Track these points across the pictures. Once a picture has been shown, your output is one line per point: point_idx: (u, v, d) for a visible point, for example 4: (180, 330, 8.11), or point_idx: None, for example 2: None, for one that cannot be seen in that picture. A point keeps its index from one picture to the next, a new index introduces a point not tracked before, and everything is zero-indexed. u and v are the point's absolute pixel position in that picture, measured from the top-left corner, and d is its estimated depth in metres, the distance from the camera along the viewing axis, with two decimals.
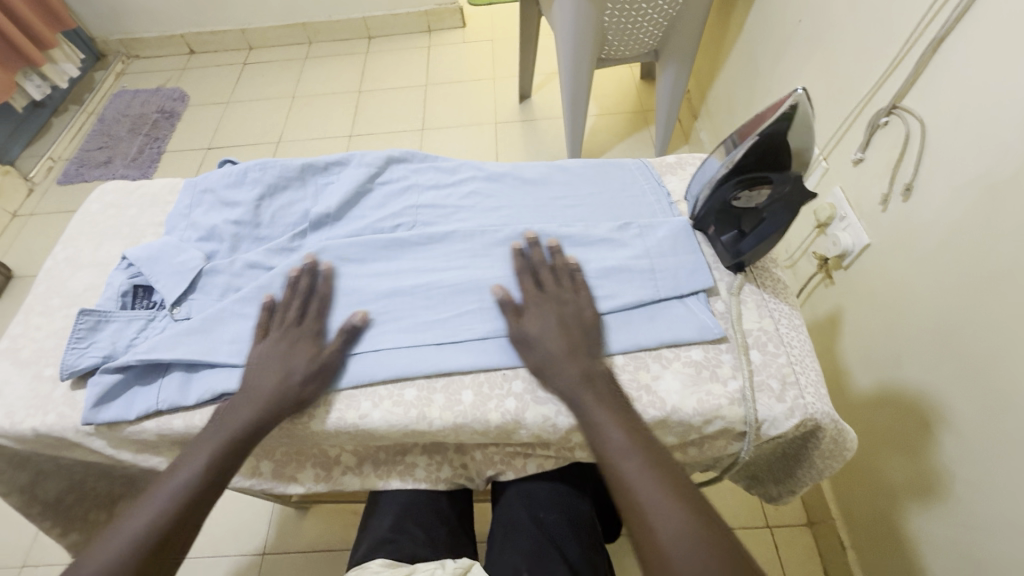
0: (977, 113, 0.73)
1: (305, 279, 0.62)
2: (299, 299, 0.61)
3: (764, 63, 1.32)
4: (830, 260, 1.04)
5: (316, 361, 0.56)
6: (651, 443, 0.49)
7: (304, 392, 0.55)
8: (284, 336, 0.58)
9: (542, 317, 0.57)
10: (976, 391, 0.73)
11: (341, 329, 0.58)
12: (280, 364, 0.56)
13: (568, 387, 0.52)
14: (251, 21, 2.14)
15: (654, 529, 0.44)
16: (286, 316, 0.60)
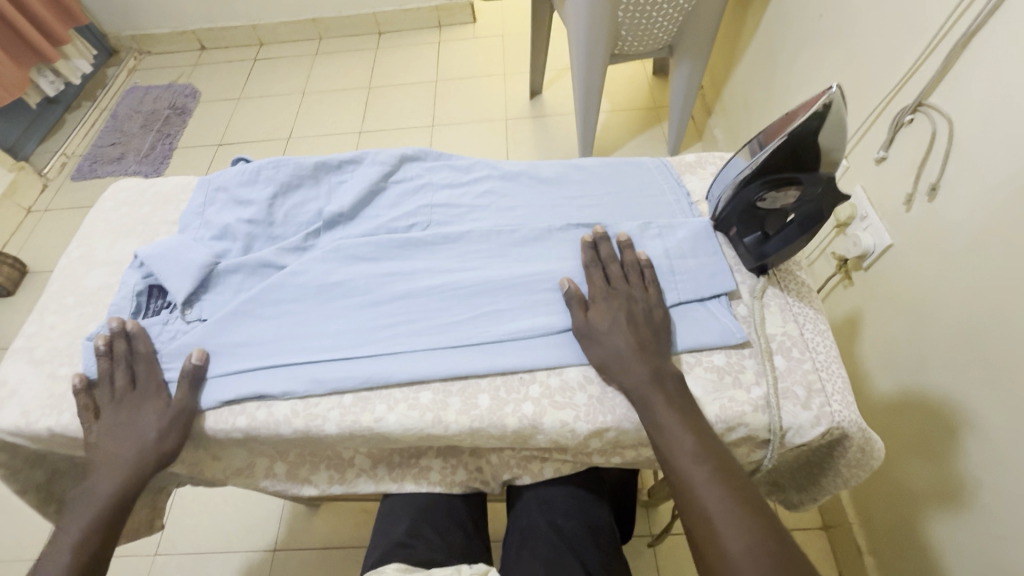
0: (1008, 111, 0.71)
1: (117, 345, 0.58)
2: (125, 364, 0.57)
3: (781, 59, 1.30)
4: (850, 260, 1.02)
5: (166, 414, 0.55)
6: (719, 452, 0.47)
7: (165, 448, 0.54)
8: (116, 408, 0.55)
9: (613, 313, 0.56)
10: (1006, 397, 0.71)
11: (183, 379, 0.56)
12: (133, 426, 0.54)
13: (635, 386, 0.51)
14: (262, 17, 2.13)
15: (721, 541, 0.42)
16: (115, 383, 0.56)
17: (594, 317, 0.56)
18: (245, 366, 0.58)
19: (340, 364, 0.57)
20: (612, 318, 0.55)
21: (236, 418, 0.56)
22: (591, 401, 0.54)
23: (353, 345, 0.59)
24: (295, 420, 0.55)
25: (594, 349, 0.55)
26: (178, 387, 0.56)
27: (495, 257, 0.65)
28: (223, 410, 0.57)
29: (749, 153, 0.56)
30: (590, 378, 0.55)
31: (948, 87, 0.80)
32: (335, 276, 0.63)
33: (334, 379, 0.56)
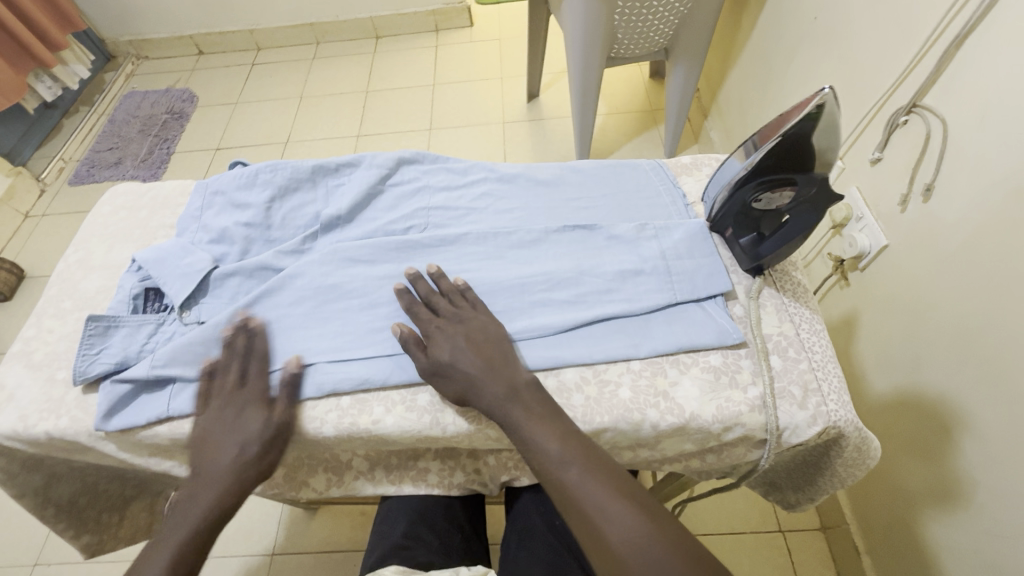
0: (1001, 112, 0.71)
1: (240, 339, 0.58)
2: (239, 361, 0.57)
3: (776, 62, 1.31)
4: (847, 261, 1.03)
5: (269, 425, 0.54)
6: (586, 447, 0.48)
7: (262, 461, 0.53)
8: (227, 406, 0.54)
9: (455, 338, 0.54)
10: (1000, 395, 0.72)
11: (284, 384, 0.56)
12: (236, 431, 0.53)
13: (494, 405, 0.50)
14: (259, 22, 2.14)
15: (605, 535, 0.43)
16: (227, 380, 0.56)
17: (440, 346, 0.54)
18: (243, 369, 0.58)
19: (337, 366, 0.57)
20: (454, 342, 0.54)
21: None
22: (588, 402, 0.54)
23: (350, 347, 0.59)
24: (293, 422, 0.55)
25: (442, 378, 0.53)
26: (279, 397, 0.55)
27: (492, 259, 0.65)
28: None
29: (744, 153, 0.56)
30: (587, 379, 0.55)
31: (942, 88, 0.81)
32: (333, 279, 0.63)
33: (331, 381, 0.56)
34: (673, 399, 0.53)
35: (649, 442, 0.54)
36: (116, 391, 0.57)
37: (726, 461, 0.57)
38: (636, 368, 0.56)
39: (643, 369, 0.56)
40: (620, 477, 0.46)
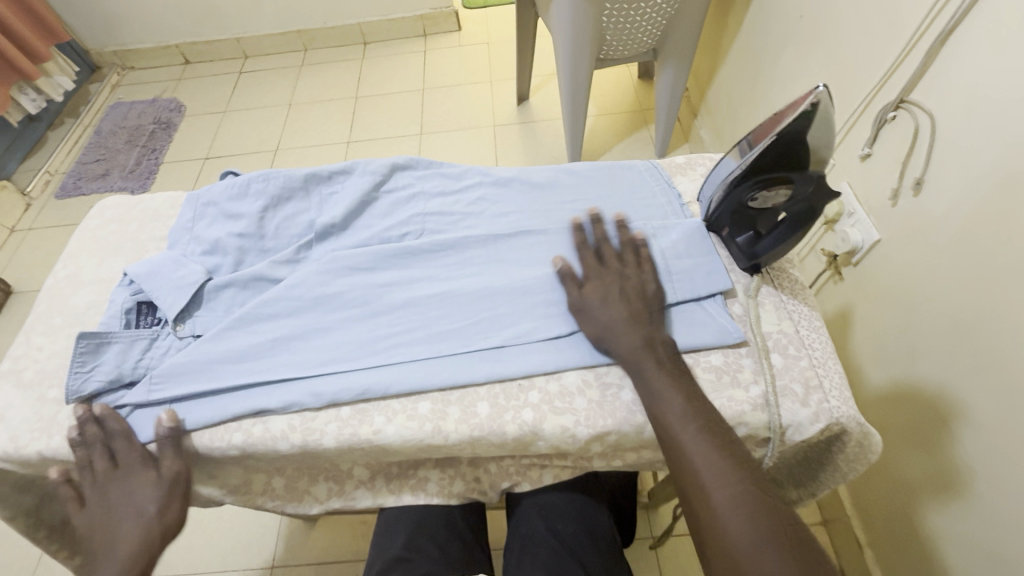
0: (988, 106, 0.72)
1: (89, 429, 0.54)
2: (102, 444, 0.54)
3: (764, 60, 1.32)
4: (840, 256, 1.04)
5: (160, 480, 0.53)
6: (708, 413, 0.49)
7: (170, 515, 0.52)
8: (105, 487, 0.52)
9: (597, 289, 0.57)
10: (996, 386, 0.72)
11: (161, 441, 0.54)
12: (128, 503, 0.52)
13: (628, 355, 0.53)
14: (245, 29, 2.13)
15: (710, 492, 0.44)
16: (94, 467, 0.53)
17: (585, 290, 0.58)
18: (240, 382, 0.57)
19: (336, 376, 0.57)
20: (601, 292, 0.57)
21: (233, 434, 0.55)
22: (591, 405, 0.54)
23: (349, 357, 0.58)
24: (292, 435, 0.55)
25: (583, 320, 0.57)
26: (161, 452, 0.54)
27: (490, 264, 0.65)
28: (218, 428, 0.56)
29: (737, 153, 0.55)
30: (589, 382, 0.55)
31: (929, 83, 0.81)
32: (329, 287, 0.63)
33: (330, 391, 0.55)
34: None
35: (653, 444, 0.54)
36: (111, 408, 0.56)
37: None
38: None
39: None
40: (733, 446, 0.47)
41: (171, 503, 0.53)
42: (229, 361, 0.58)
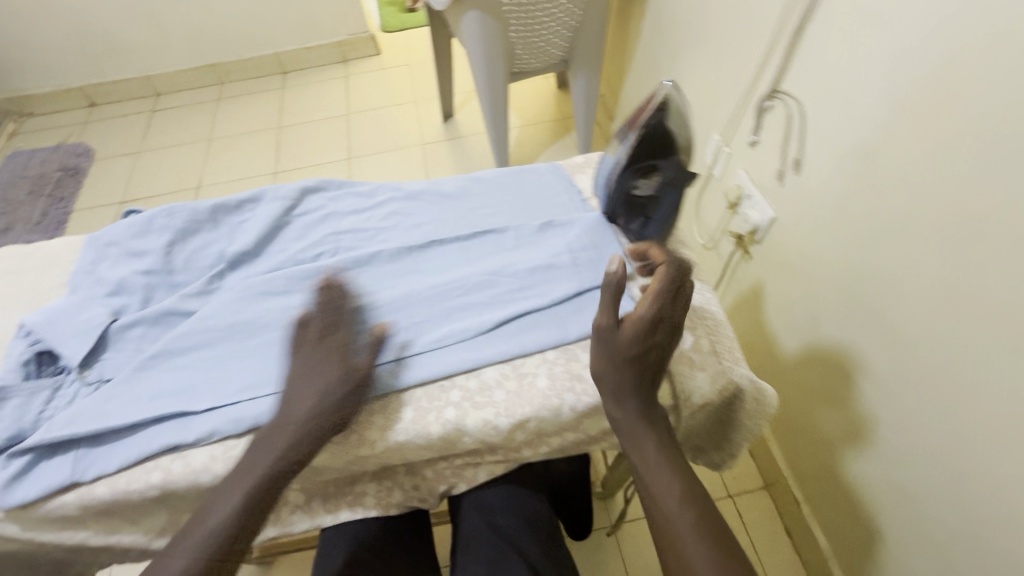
0: (841, 89, 0.82)
1: (334, 293, 0.63)
2: (342, 314, 0.61)
3: (662, 63, 1.41)
4: (745, 236, 1.13)
5: (349, 371, 0.55)
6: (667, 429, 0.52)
7: (342, 414, 0.54)
8: (308, 355, 0.56)
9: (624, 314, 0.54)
10: (883, 336, 0.81)
11: (371, 337, 0.59)
12: (305, 384, 0.54)
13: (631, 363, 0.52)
14: (155, 67, 2.06)
15: (659, 494, 0.47)
16: (309, 332, 0.58)
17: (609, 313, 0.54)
18: (154, 421, 0.55)
19: (257, 401, 0.56)
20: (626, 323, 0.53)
21: (150, 473, 0.53)
22: (509, 395, 0.56)
23: (270, 380, 0.58)
24: (215, 466, 0.53)
25: (604, 356, 0.53)
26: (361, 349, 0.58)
27: (407, 274, 0.67)
28: (134, 469, 0.53)
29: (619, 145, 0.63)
30: (507, 374, 0.58)
31: (794, 74, 0.91)
32: (246, 314, 0.63)
33: (252, 415, 0.55)
34: (588, 380, 0.57)
35: (572, 425, 0.57)
36: (11, 465, 0.53)
37: None
38: (550, 357, 0.59)
39: (557, 358, 0.59)
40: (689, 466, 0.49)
41: (349, 400, 0.55)
42: (141, 401, 0.56)
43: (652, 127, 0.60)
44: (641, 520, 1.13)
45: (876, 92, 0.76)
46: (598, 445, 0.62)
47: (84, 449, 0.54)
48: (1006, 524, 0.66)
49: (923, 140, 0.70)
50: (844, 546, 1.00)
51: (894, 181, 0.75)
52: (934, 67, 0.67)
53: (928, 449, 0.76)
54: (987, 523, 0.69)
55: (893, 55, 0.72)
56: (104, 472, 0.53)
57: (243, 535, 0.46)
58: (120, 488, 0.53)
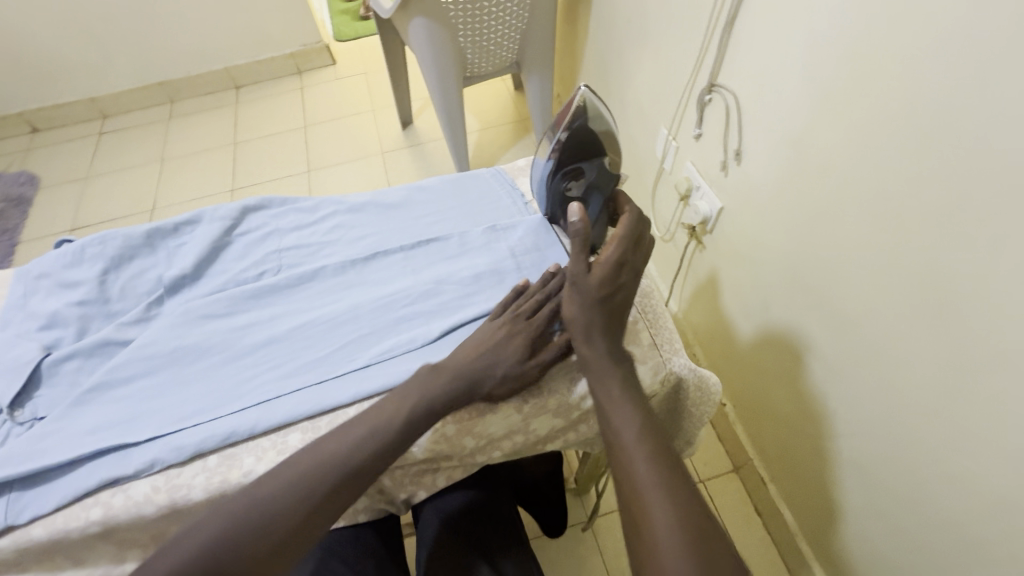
0: (771, 81, 0.85)
1: (563, 273, 0.62)
2: (556, 293, 0.61)
3: (610, 62, 1.43)
4: (698, 227, 1.15)
5: (550, 362, 0.56)
6: (676, 462, 0.47)
7: (524, 389, 0.56)
8: (531, 320, 0.57)
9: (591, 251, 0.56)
10: (825, 316, 0.83)
11: (578, 336, 0.59)
12: (483, 338, 0.56)
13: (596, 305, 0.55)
14: (100, 88, 2.00)
15: (620, 432, 0.49)
16: (536, 300, 0.59)
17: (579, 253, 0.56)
18: (92, 456, 0.54)
19: (200, 427, 0.55)
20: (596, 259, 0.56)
21: (89, 510, 0.52)
22: None
23: (213, 405, 0.57)
24: (157, 496, 0.52)
25: (575, 295, 0.56)
26: (561, 341, 0.58)
27: (352, 288, 0.66)
28: (72, 507, 0.52)
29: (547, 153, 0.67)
30: None
31: (728, 68, 0.94)
32: (186, 339, 0.61)
33: (194, 442, 0.54)
34: (533, 382, 0.58)
35: (521, 426, 0.58)
36: None
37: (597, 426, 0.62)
38: None
39: None
40: (697, 507, 0.44)
41: (505, 383, 0.55)
42: (77, 436, 0.54)
43: (574, 129, 0.64)
44: (620, 510, 1.12)
45: (802, 82, 0.78)
46: (552, 444, 0.63)
47: (18, 491, 0.52)
48: (944, 489, 0.69)
49: (844, 127, 0.73)
50: (808, 521, 1.03)
51: (824, 167, 0.78)
52: (850, 58, 0.70)
53: (871, 422, 0.79)
54: (928, 490, 0.71)
55: (813, 47, 0.75)
56: (40, 512, 0.51)
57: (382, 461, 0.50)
58: (58, 528, 0.51)
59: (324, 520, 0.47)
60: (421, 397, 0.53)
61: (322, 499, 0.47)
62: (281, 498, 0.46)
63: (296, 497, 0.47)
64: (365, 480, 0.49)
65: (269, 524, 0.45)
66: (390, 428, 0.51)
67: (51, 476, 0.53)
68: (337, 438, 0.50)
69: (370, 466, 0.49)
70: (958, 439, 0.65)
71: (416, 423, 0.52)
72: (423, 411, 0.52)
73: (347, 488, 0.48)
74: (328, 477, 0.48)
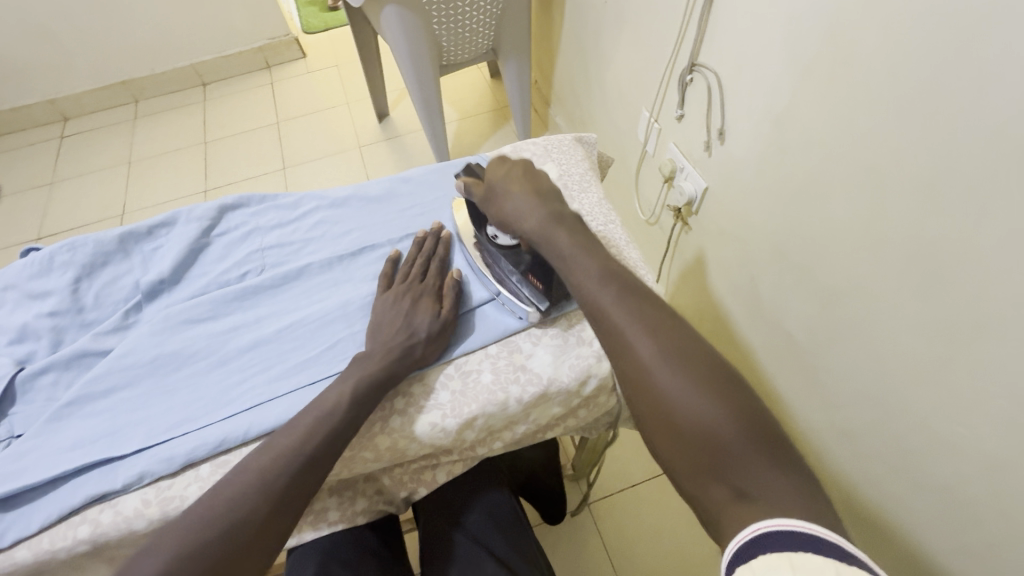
0: (751, 57, 0.84)
1: (432, 242, 0.66)
2: (432, 259, 0.64)
3: (588, 45, 1.42)
4: (683, 209, 1.15)
5: (438, 319, 0.58)
6: (643, 296, 0.48)
7: (422, 352, 0.56)
8: (404, 291, 0.60)
9: (496, 191, 0.61)
10: (813, 290, 0.84)
11: (454, 287, 0.62)
12: (379, 322, 0.58)
13: (541, 227, 0.55)
14: (59, 90, 1.91)
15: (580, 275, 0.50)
16: (409, 272, 0.63)
17: (501, 211, 0.60)
18: (76, 472, 0.51)
19: (189, 436, 0.53)
20: (502, 196, 0.60)
21: (77, 528, 0.49)
22: (454, 396, 0.56)
23: (202, 413, 0.55)
24: (149, 510, 0.50)
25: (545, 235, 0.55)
26: (447, 295, 0.61)
27: (339, 285, 0.64)
28: (59, 526, 0.49)
29: (485, 259, 0.63)
30: (450, 375, 0.57)
31: (708, 46, 0.93)
32: (169, 346, 0.59)
33: (184, 451, 0.52)
34: (531, 370, 0.57)
35: (521, 416, 0.57)
36: None
37: (596, 412, 0.62)
38: (493, 351, 0.59)
39: (500, 351, 0.59)
40: (664, 322, 0.46)
41: (434, 340, 0.57)
42: (60, 452, 0.52)
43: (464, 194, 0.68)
44: (618, 493, 1.12)
45: (784, 58, 0.78)
46: (554, 432, 0.62)
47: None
48: (931, 455, 0.70)
49: (826, 100, 0.73)
50: None
51: (809, 143, 0.78)
52: (830, 34, 0.69)
53: (860, 392, 0.79)
54: (917, 457, 0.72)
55: (794, 23, 0.75)
56: (24, 534, 0.49)
57: (357, 421, 0.50)
58: (44, 549, 0.48)
59: (289, 514, 0.46)
60: (360, 383, 0.52)
61: (283, 493, 0.45)
62: (240, 496, 0.44)
63: (255, 496, 0.45)
64: (326, 464, 0.48)
65: (236, 525, 0.43)
66: (338, 413, 0.49)
67: (34, 495, 0.51)
68: (290, 430, 0.49)
69: (327, 450, 0.48)
70: (945, 404, 0.66)
71: (362, 406, 0.51)
72: (363, 397, 0.51)
73: (306, 477, 0.47)
74: (283, 471, 0.46)
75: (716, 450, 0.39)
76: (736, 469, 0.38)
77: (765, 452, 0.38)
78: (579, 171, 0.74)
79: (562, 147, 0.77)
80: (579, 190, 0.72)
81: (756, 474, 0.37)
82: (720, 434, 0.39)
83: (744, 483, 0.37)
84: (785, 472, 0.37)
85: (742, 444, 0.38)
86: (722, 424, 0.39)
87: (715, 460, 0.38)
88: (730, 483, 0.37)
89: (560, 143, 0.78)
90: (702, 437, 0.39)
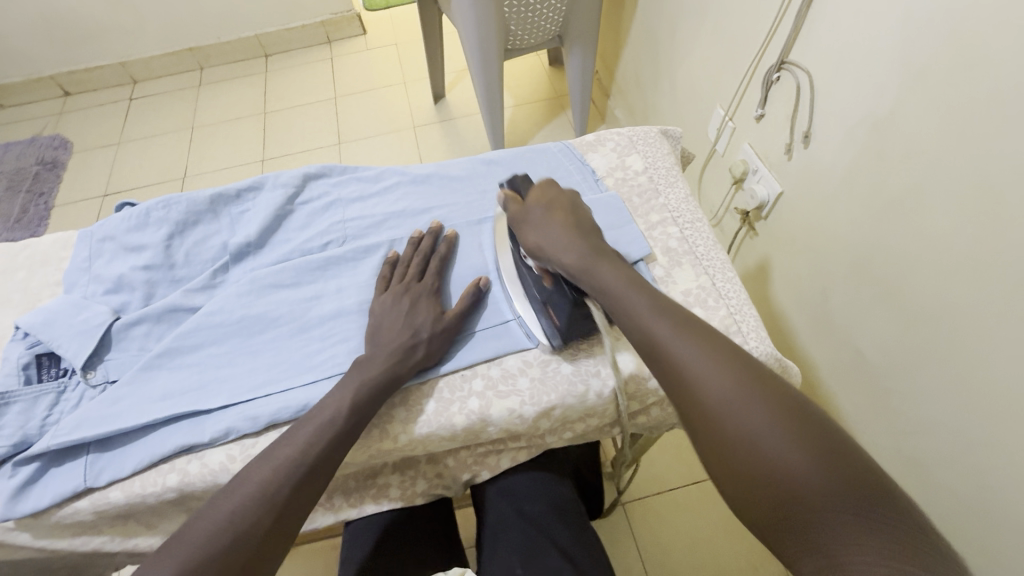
0: (853, 59, 0.80)
1: (427, 242, 0.65)
2: (430, 258, 0.64)
3: (660, 37, 1.37)
4: (751, 212, 1.12)
5: (439, 322, 0.58)
6: (699, 331, 0.48)
7: (429, 349, 0.56)
8: (403, 296, 0.59)
9: (533, 217, 0.62)
10: (892, 310, 0.80)
11: (471, 294, 0.60)
12: (377, 329, 0.57)
13: (580, 260, 0.56)
14: (131, 53, 1.97)
15: (631, 308, 0.51)
16: (407, 272, 0.62)
17: (537, 240, 0.60)
18: (165, 422, 0.53)
19: (271, 398, 0.54)
20: (541, 224, 0.61)
21: (166, 476, 0.51)
22: (533, 383, 0.56)
23: (285, 376, 0.56)
24: (233, 465, 0.51)
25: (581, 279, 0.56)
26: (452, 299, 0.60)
27: None
28: (149, 471, 0.51)
29: (515, 277, 0.62)
30: (529, 362, 0.57)
31: (803, 44, 0.89)
32: (254, 308, 0.60)
33: (268, 413, 0.53)
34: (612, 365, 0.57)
35: (596, 411, 0.56)
36: (19, 473, 0.51)
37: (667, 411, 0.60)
38: (573, 343, 0.58)
39: (579, 343, 0.58)
40: (725, 358, 0.45)
41: (437, 340, 0.57)
42: (151, 402, 0.54)
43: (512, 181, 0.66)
44: (656, 497, 1.10)
45: (892, 60, 0.73)
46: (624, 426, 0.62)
47: (94, 453, 0.52)
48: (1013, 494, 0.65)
49: (934, 111, 0.68)
50: None
51: (909, 151, 0.73)
52: (952, 37, 0.65)
53: (936, 421, 0.75)
54: (996, 494, 0.67)
55: (908, 26, 0.70)
56: (119, 475, 0.51)
57: (350, 439, 0.50)
58: (136, 492, 0.51)
59: (289, 525, 0.46)
60: (360, 389, 0.52)
61: (287, 501, 0.46)
62: (241, 508, 0.45)
63: (258, 505, 0.45)
64: (326, 473, 0.49)
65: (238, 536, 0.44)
66: (338, 422, 0.50)
67: (129, 438, 0.53)
68: (292, 440, 0.49)
69: (331, 455, 0.49)
70: None
71: (364, 413, 0.51)
72: (366, 401, 0.51)
73: (308, 487, 0.48)
74: (286, 481, 0.47)
75: (796, 503, 0.37)
76: (822, 531, 0.35)
77: (858, 514, 0.35)
78: (666, 165, 0.72)
79: (649, 139, 0.75)
80: (665, 185, 0.70)
81: (848, 544, 0.34)
82: (798, 488, 0.37)
83: (825, 547, 0.34)
84: (887, 531, 0.34)
85: (833, 506, 0.35)
86: (807, 478, 0.37)
87: (800, 524, 0.36)
88: (812, 545, 0.35)
89: (647, 133, 0.76)
90: (786, 494, 0.37)
